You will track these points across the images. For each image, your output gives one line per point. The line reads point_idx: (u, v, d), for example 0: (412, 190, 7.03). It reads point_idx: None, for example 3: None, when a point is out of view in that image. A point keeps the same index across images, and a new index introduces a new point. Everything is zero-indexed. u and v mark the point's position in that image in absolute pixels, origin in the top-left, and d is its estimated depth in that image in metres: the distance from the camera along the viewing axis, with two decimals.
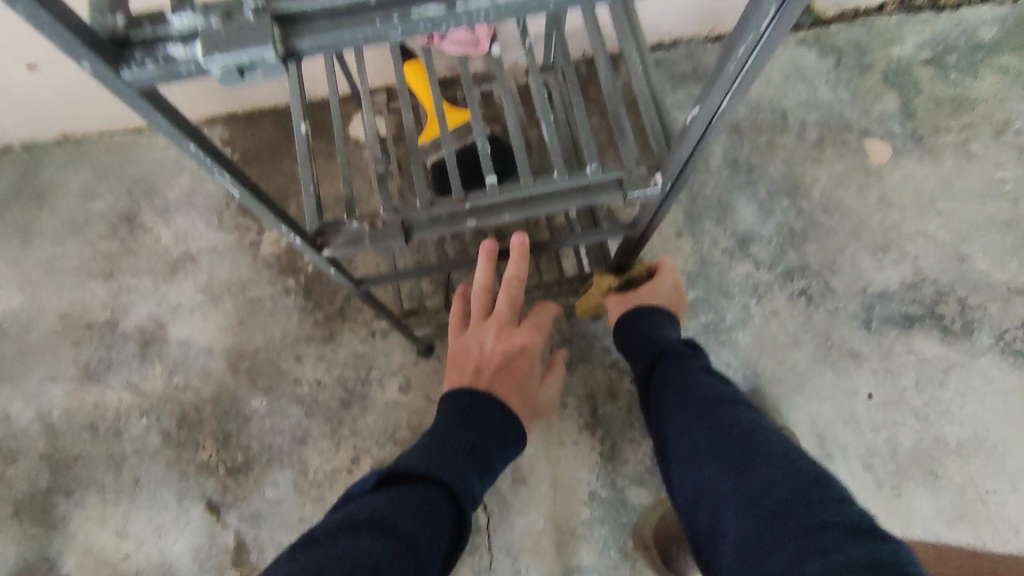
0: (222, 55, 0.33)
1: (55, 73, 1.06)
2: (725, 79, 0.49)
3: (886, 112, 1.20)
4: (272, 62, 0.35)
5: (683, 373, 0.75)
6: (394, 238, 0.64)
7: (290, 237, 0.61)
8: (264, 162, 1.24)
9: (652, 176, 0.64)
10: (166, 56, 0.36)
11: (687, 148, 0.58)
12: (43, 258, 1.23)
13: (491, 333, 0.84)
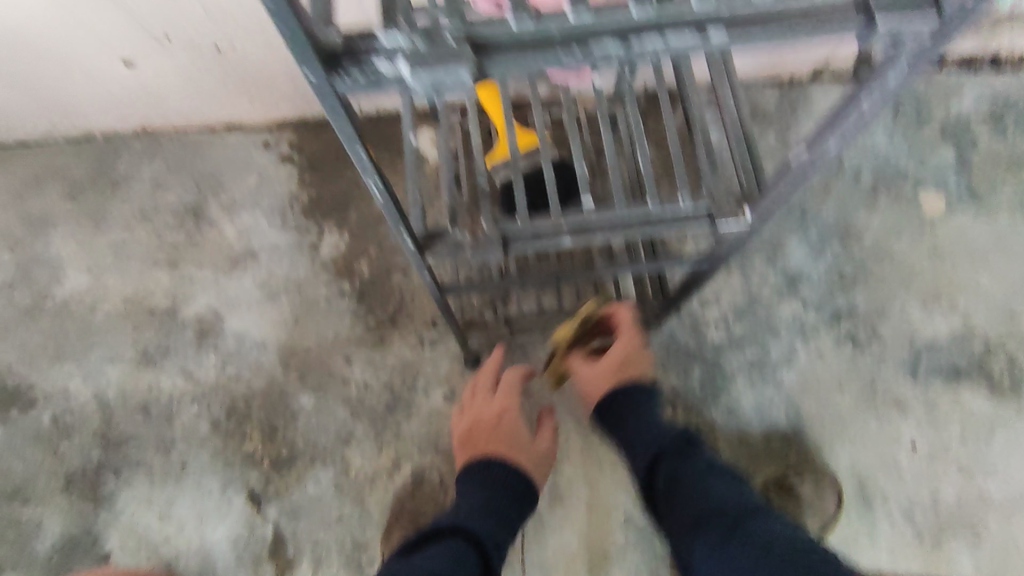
0: (428, 72, 0.39)
1: (146, 68, 1.11)
2: None
3: (942, 164, 1.21)
4: (464, 80, 0.40)
5: (686, 466, 0.87)
6: (493, 251, 0.62)
7: (403, 238, 0.60)
8: (329, 167, 1.28)
9: (741, 211, 0.66)
10: (374, 70, 0.40)
11: (785, 188, 0.62)
12: (112, 243, 1.28)
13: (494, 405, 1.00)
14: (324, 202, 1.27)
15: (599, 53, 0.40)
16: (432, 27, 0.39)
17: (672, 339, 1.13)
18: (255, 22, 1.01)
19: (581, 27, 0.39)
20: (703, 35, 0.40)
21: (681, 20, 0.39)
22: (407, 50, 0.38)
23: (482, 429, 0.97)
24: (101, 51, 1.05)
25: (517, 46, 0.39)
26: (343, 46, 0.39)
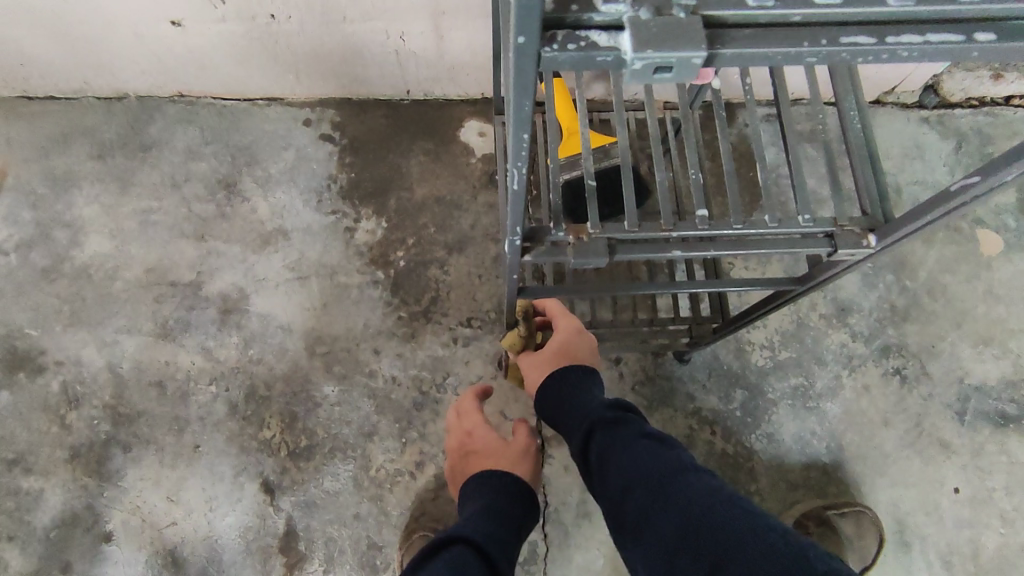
0: (652, 51, 0.31)
1: (196, 30, 1.05)
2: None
3: (1003, 204, 1.18)
4: (695, 64, 0.32)
5: (618, 435, 0.70)
6: (596, 257, 0.57)
7: (512, 237, 0.53)
8: (371, 151, 1.24)
9: (866, 237, 0.60)
10: (589, 45, 0.33)
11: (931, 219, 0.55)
12: (138, 209, 1.22)
13: (465, 429, 0.91)
14: (362, 186, 1.22)
15: (848, 48, 0.33)
16: (660, 1, 0.32)
17: (715, 359, 1.09)
18: None
19: (828, 14, 0.33)
20: (977, 41, 0.33)
21: (948, 21, 0.33)
22: (636, 18, 0.31)
23: (461, 455, 0.88)
24: (152, 9, 1.00)
25: (751, 32, 0.33)
26: (559, 14, 0.33)
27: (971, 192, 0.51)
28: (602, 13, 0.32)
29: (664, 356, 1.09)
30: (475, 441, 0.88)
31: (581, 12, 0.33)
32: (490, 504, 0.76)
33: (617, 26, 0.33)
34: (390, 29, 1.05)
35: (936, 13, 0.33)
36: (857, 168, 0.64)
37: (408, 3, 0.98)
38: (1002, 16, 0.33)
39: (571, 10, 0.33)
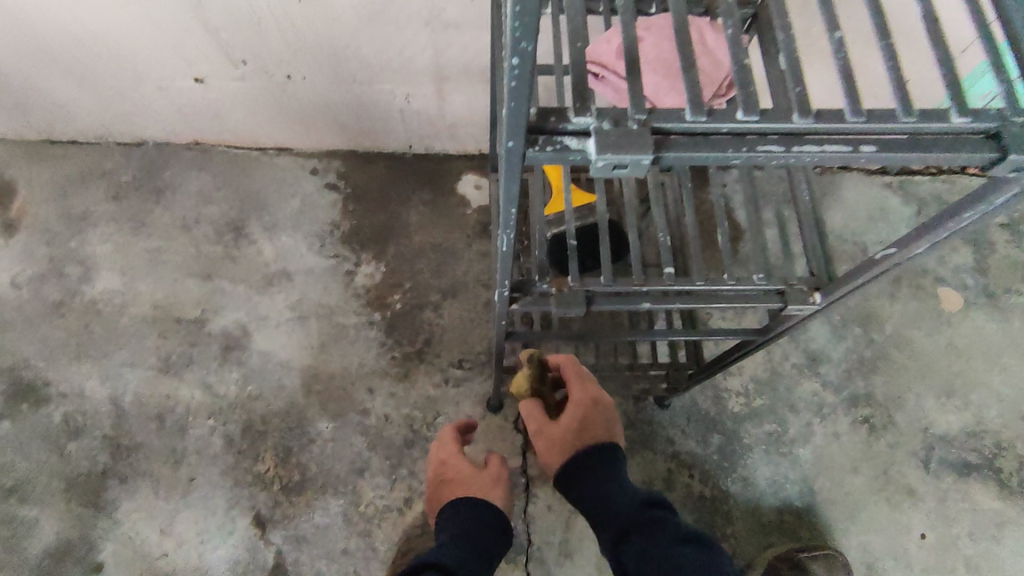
0: (611, 154, 0.39)
1: (217, 87, 1.14)
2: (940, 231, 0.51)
3: (961, 264, 1.26)
4: (644, 164, 0.40)
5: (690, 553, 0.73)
6: (576, 308, 0.64)
7: (501, 290, 0.59)
8: (373, 200, 1.31)
9: (811, 294, 0.65)
10: (563, 146, 0.40)
11: (861, 281, 0.61)
12: (149, 248, 1.29)
13: (441, 454, 0.94)
14: (364, 233, 1.29)
15: (762, 154, 0.41)
16: (617, 114, 0.39)
17: (693, 405, 1.15)
18: (330, 57, 1.05)
19: (747, 127, 0.41)
20: (861, 151, 0.41)
21: (839, 134, 0.41)
22: (600, 128, 0.38)
23: (437, 479, 0.92)
24: (178, 68, 1.10)
25: (688, 139, 0.40)
26: (540, 121, 0.39)
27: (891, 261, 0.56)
28: (574, 122, 0.39)
29: (646, 400, 1.15)
30: (450, 466, 0.92)
31: (558, 119, 0.39)
32: (460, 533, 0.81)
33: (585, 131, 0.40)
34: (396, 91, 1.14)
35: (831, 130, 0.41)
36: (806, 235, 0.71)
37: (414, 69, 1.08)
38: (885, 135, 0.41)
39: (550, 119, 0.39)
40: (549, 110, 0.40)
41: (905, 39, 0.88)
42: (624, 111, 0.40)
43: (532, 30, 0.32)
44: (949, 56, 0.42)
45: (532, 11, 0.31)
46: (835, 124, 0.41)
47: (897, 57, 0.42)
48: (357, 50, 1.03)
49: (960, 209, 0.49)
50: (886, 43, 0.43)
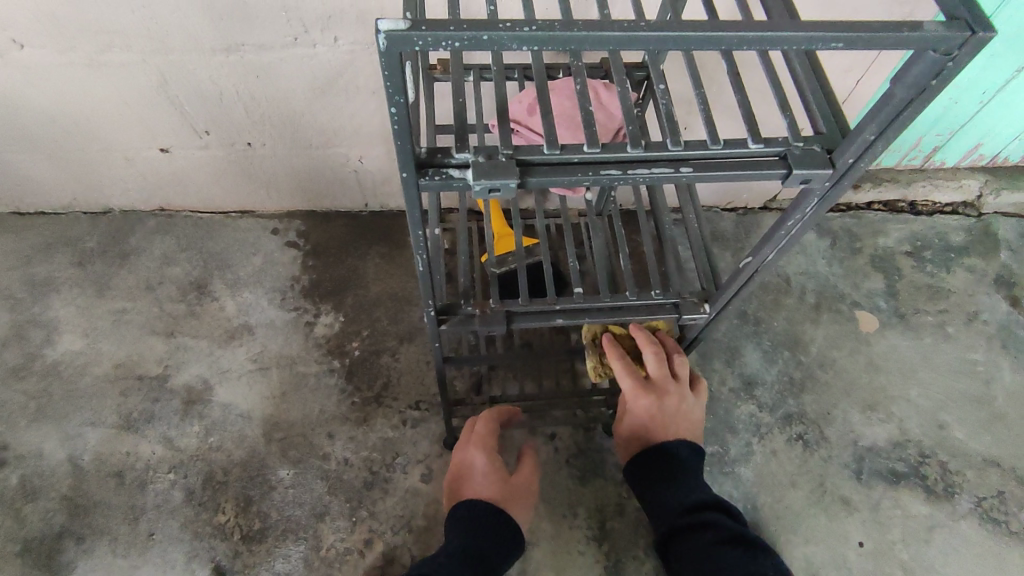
0: (485, 181, 0.46)
1: (181, 156, 1.23)
2: (778, 237, 0.60)
3: (873, 290, 1.39)
4: (513, 189, 0.47)
5: (708, 526, 0.83)
6: (499, 325, 0.72)
7: (427, 309, 0.68)
8: (331, 255, 1.39)
9: (702, 305, 0.75)
10: (449, 176, 0.47)
11: (736, 289, 0.70)
12: (112, 309, 1.33)
13: (459, 450, 0.97)
14: (323, 285, 1.37)
15: (607, 177, 0.48)
16: (490, 149, 0.47)
17: None
18: (288, 125, 1.16)
19: (593, 157, 0.48)
20: (682, 172, 0.49)
21: (666, 159, 0.49)
22: (475, 161, 0.46)
23: (452, 480, 0.96)
24: (144, 139, 1.18)
25: (547, 168, 0.48)
26: (428, 158, 0.47)
27: (752, 267, 0.65)
28: (457, 158, 0.47)
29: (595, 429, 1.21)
30: (464, 468, 0.95)
31: (443, 156, 0.47)
32: (460, 544, 0.86)
33: (465, 165, 0.47)
34: (350, 154, 1.25)
35: (659, 156, 0.49)
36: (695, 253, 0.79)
37: (365, 134, 1.19)
38: (701, 158, 0.49)
39: (436, 156, 0.47)
40: (436, 149, 0.47)
41: None
42: (493, 148, 0.48)
43: (401, 85, 0.39)
44: (747, 101, 0.53)
45: (399, 77, 0.39)
46: (661, 151, 0.49)
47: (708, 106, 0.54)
48: (312, 119, 1.14)
49: (782, 218, 0.58)
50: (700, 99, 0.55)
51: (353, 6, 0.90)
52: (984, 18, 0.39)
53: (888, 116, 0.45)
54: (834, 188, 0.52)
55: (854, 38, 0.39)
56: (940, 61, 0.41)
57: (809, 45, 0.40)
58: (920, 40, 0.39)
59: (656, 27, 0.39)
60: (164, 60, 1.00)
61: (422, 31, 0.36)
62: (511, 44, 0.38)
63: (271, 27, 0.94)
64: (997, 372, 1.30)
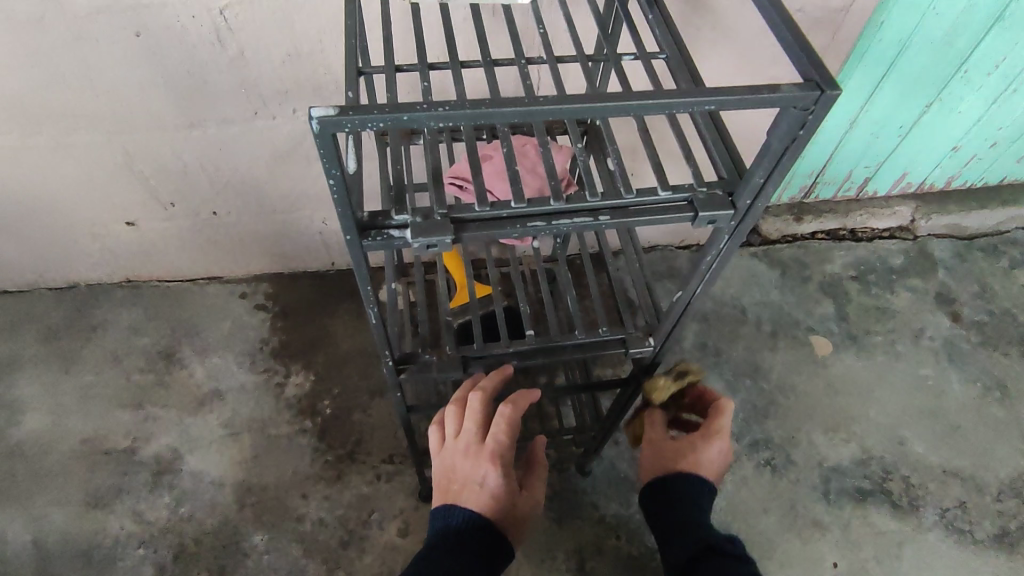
0: (423, 238, 0.50)
1: (147, 228, 1.26)
2: (700, 272, 0.65)
3: (825, 315, 1.45)
4: (449, 245, 0.51)
5: (728, 566, 0.74)
6: (456, 370, 0.77)
7: (385, 360, 0.71)
8: (300, 315, 1.42)
9: (646, 339, 0.80)
10: (390, 236, 0.51)
11: (672, 322, 0.75)
12: (79, 384, 1.32)
13: (466, 449, 0.74)
14: (292, 346, 1.38)
15: (533, 228, 0.53)
16: (427, 210, 0.51)
17: (613, 469, 1.23)
18: (252, 193, 1.20)
19: (520, 212, 0.53)
20: (600, 220, 0.54)
21: (586, 209, 0.54)
22: (413, 221, 0.50)
23: (446, 479, 0.74)
24: (109, 214, 1.21)
25: (479, 223, 0.52)
26: (371, 221, 0.51)
27: (684, 300, 0.70)
28: (398, 220, 0.51)
29: (568, 469, 1.23)
30: (467, 478, 0.73)
31: (384, 218, 0.51)
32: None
33: (406, 225, 0.52)
34: (314, 217, 1.29)
35: (580, 207, 0.54)
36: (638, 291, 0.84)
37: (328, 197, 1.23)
38: (616, 207, 0.55)
39: (378, 219, 0.51)
40: (378, 213, 0.52)
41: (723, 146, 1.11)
42: (429, 208, 0.52)
43: (337, 160, 0.44)
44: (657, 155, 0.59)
45: (334, 155, 0.43)
46: (580, 203, 0.54)
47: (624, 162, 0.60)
48: (276, 186, 1.19)
49: (701, 255, 0.63)
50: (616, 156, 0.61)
51: (308, 82, 0.96)
52: (829, 76, 0.45)
53: (771, 162, 0.50)
54: (739, 227, 0.57)
55: (722, 100, 0.45)
56: (802, 115, 0.47)
57: (687, 108, 0.46)
58: (779, 99, 0.45)
59: (553, 100, 0.44)
60: (129, 139, 1.04)
61: (350, 115, 0.41)
62: (428, 122, 0.43)
63: (231, 103, 0.99)
64: (947, 385, 1.37)
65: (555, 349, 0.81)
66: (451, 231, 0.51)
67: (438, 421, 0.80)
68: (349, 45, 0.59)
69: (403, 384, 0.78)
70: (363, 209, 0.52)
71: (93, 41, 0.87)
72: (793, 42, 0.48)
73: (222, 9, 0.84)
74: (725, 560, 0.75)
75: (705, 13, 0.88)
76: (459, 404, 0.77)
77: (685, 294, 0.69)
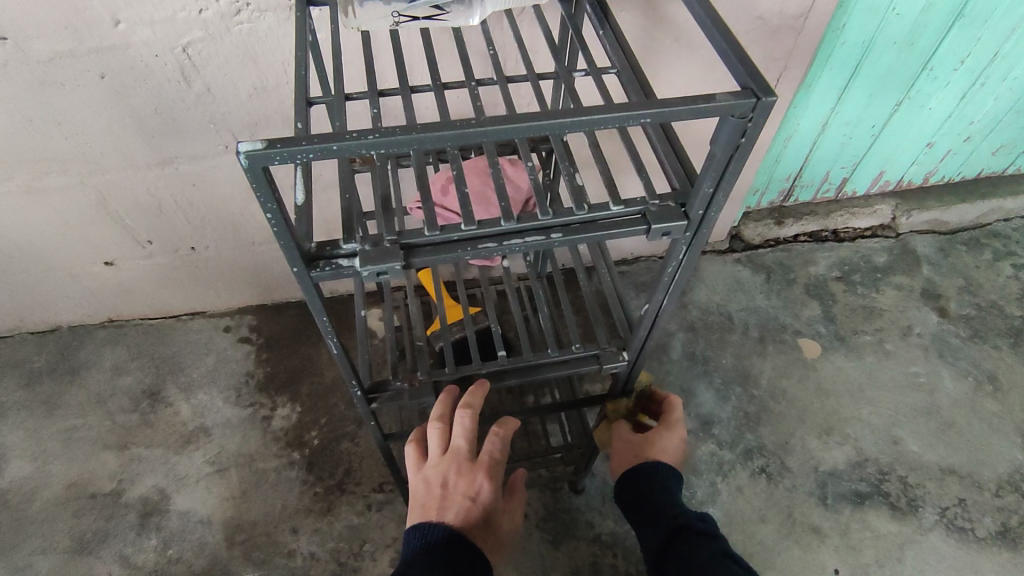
0: (372, 265, 0.50)
1: (126, 267, 1.26)
2: (663, 285, 0.65)
3: (812, 317, 1.45)
4: (400, 272, 0.51)
5: (701, 549, 0.74)
6: (429, 395, 0.77)
7: (353, 387, 0.72)
8: (285, 345, 1.41)
9: (620, 353, 0.80)
10: (338, 265, 0.51)
11: (643, 335, 0.75)
12: (62, 428, 1.31)
13: (458, 466, 0.71)
14: (278, 377, 1.37)
15: (484, 250, 0.53)
16: (375, 238, 0.51)
17: (606, 485, 1.22)
18: (230, 227, 1.20)
19: (472, 235, 0.52)
20: (552, 237, 0.54)
21: (538, 227, 0.54)
22: (362, 250, 0.51)
23: (433, 497, 0.70)
24: (87, 255, 1.21)
25: (430, 248, 0.52)
26: (319, 251, 0.51)
27: (652, 312, 0.70)
28: (346, 248, 0.51)
29: (561, 489, 1.21)
30: (459, 493, 0.70)
31: (332, 248, 0.51)
32: None
33: (354, 253, 0.52)
34: None
35: (532, 227, 0.53)
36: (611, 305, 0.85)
37: None
38: (568, 224, 0.54)
39: (326, 249, 0.51)
40: (327, 242, 0.52)
41: (695, 155, 1.12)
42: (379, 235, 0.52)
43: (272, 194, 0.43)
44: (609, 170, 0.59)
45: (268, 191, 0.43)
46: (531, 221, 0.53)
47: (576, 177, 0.60)
48: (253, 218, 1.19)
49: (662, 268, 0.63)
50: (571, 172, 0.61)
51: (275, 113, 0.96)
52: (764, 82, 0.45)
53: (717, 170, 0.50)
54: (696, 236, 0.57)
55: (658, 112, 0.45)
56: (741, 123, 0.47)
57: (623, 123, 0.46)
58: (715, 109, 0.45)
59: (487, 122, 0.44)
60: (101, 179, 1.04)
61: (278, 148, 0.41)
62: (361, 150, 0.43)
63: (200, 138, 0.99)
64: (939, 381, 1.36)
65: (530, 368, 0.81)
66: (401, 257, 0.51)
67: (415, 440, 0.77)
68: (299, 77, 0.59)
69: (377, 412, 0.78)
70: (310, 240, 0.52)
71: (58, 84, 0.87)
72: (730, 51, 0.49)
73: (184, 47, 0.85)
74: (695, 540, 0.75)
75: (665, 26, 0.89)
76: (443, 421, 0.75)
77: (652, 306, 0.69)
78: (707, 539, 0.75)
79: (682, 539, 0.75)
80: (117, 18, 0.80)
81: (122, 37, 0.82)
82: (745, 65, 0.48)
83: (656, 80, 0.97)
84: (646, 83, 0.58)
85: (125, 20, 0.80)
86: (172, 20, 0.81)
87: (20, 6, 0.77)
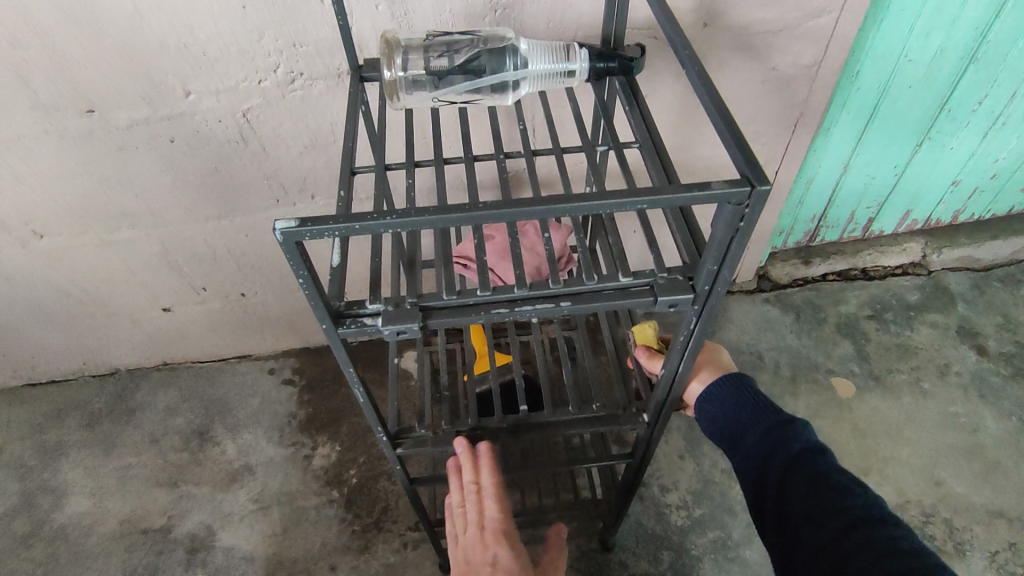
0: (392, 323, 0.56)
1: (182, 313, 1.35)
2: (676, 350, 0.69)
3: (844, 355, 1.44)
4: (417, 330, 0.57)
5: (809, 466, 0.72)
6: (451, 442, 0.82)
7: (380, 433, 0.77)
8: (326, 387, 1.47)
9: (639, 415, 0.84)
10: (363, 321, 0.57)
11: (660, 401, 0.78)
12: (118, 466, 1.38)
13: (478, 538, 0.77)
14: (319, 418, 1.42)
15: (495, 315, 0.58)
16: (397, 300, 0.58)
17: (639, 526, 1.21)
18: (278, 275, 1.29)
19: (484, 299, 0.59)
20: (561, 305, 0.59)
21: (545, 296, 0.59)
22: (384, 310, 0.57)
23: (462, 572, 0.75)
24: (148, 302, 1.31)
25: (446, 310, 0.58)
26: (348, 309, 0.58)
27: (668, 378, 0.74)
28: (371, 307, 0.58)
29: (592, 533, 1.21)
30: (481, 563, 0.75)
31: (359, 307, 0.58)
32: None
33: (378, 312, 0.58)
34: None
35: (540, 297, 0.59)
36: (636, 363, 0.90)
37: None
38: (576, 294, 0.59)
39: (355, 306, 0.58)
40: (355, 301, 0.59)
41: None
42: (401, 297, 0.59)
43: (302, 263, 0.50)
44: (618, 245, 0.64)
45: (300, 263, 0.50)
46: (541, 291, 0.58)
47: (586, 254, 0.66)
48: None
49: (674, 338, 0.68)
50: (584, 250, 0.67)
51: (322, 169, 1.05)
52: (759, 171, 0.50)
53: (720, 249, 0.55)
54: (705, 309, 0.62)
55: (657, 201, 0.51)
56: (738, 209, 0.52)
57: (624, 209, 0.51)
58: (712, 196, 0.50)
59: (495, 205, 0.50)
60: (164, 232, 1.14)
61: (309, 226, 0.47)
62: (382, 229, 0.49)
63: (255, 194, 1.09)
64: (981, 421, 1.33)
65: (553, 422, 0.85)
66: (419, 320, 0.57)
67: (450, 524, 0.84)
68: (345, 149, 0.67)
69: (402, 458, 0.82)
70: (341, 299, 0.59)
71: (135, 148, 0.98)
72: (730, 140, 0.54)
73: (245, 113, 0.95)
74: (800, 452, 0.74)
75: (683, 79, 0.94)
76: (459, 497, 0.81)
77: (667, 370, 0.73)
78: (814, 456, 0.73)
79: (786, 455, 0.74)
80: (187, 89, 0.90)
81: (191, 105, 0.92)
82: (743, 153, 0.52)
83: (676, 130, 1.03)
84: (667, 160, 0.65)
85: (195, 91, 0.91)
86: (235, 89, 0.91)
87: (108, 84, 0.88)
